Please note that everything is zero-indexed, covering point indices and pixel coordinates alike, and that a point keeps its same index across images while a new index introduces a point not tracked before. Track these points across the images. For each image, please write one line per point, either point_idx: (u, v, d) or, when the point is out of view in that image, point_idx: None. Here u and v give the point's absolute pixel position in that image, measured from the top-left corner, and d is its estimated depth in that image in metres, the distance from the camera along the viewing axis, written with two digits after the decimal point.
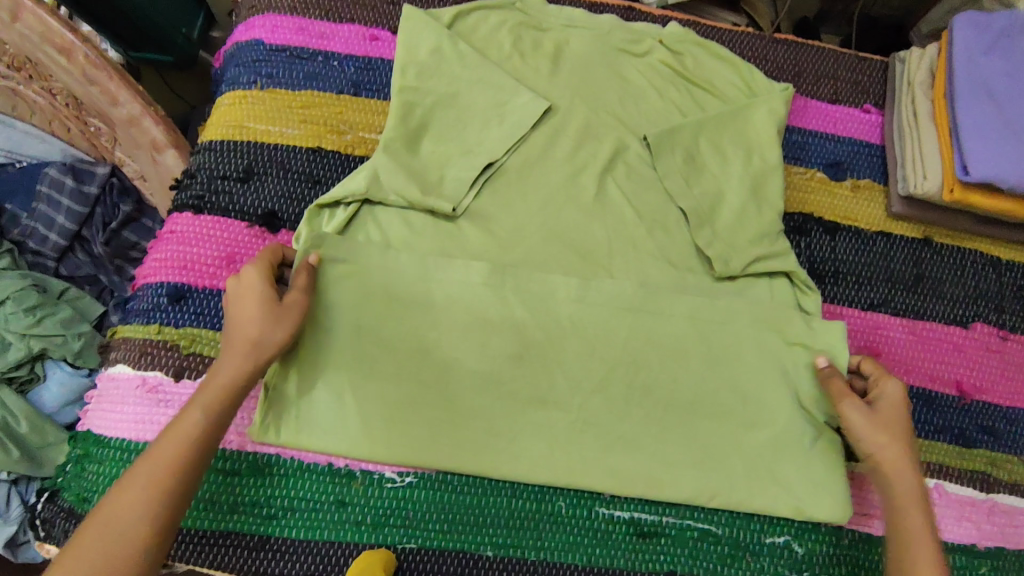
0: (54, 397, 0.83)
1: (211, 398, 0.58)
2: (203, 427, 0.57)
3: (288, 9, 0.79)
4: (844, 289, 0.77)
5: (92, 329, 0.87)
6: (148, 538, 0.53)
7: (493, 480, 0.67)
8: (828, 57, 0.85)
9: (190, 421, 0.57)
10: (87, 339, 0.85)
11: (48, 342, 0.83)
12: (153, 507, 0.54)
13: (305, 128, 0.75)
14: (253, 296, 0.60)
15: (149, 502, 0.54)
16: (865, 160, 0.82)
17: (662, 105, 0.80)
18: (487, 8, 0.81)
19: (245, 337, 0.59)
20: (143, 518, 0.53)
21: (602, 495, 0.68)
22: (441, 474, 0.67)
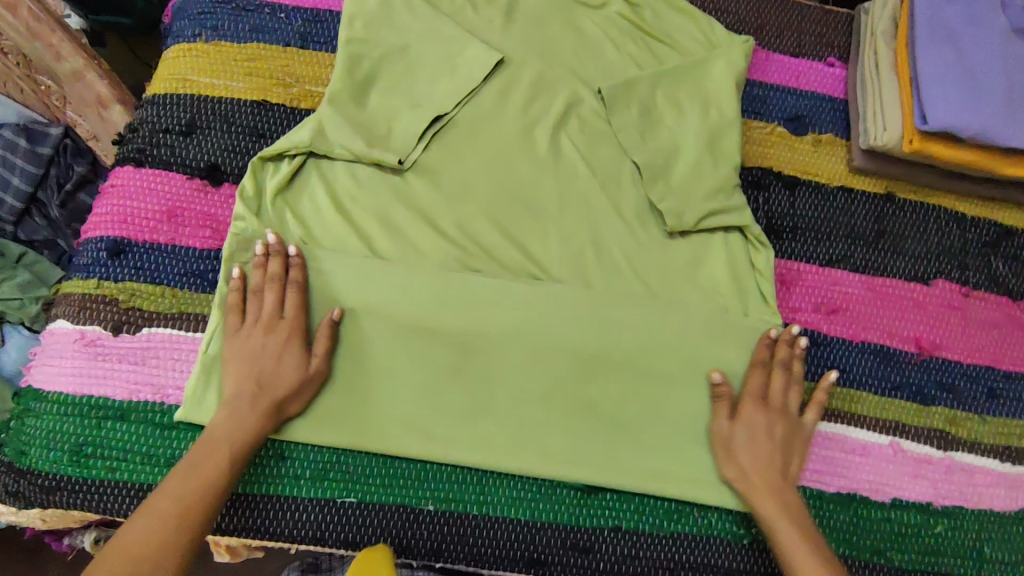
0: (13, 361, 0.83)
1: (225, 437, 0.59)
2: (147, 541, 0.53)
3: None
4: (802, 244, 0.75)
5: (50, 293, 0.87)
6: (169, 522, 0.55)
7: (437, 464, 0.66)
8: (793, 10, 0.83)
9: (217, 459, 0.58)
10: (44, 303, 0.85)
11: (5, 305, 0.83)
12: (161, 524, 0.54)
13: (250, 82, 0.73)
14: (280, 401, 0.62)
15: (189, 511, 0.56)
16: (827, 115, 0.80)
17: (618, 57, 0.78)
18: None
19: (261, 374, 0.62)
20: (148, 532, 0.54)
21: (551, 490, 0.67)
22: (380, 468, 0.65)
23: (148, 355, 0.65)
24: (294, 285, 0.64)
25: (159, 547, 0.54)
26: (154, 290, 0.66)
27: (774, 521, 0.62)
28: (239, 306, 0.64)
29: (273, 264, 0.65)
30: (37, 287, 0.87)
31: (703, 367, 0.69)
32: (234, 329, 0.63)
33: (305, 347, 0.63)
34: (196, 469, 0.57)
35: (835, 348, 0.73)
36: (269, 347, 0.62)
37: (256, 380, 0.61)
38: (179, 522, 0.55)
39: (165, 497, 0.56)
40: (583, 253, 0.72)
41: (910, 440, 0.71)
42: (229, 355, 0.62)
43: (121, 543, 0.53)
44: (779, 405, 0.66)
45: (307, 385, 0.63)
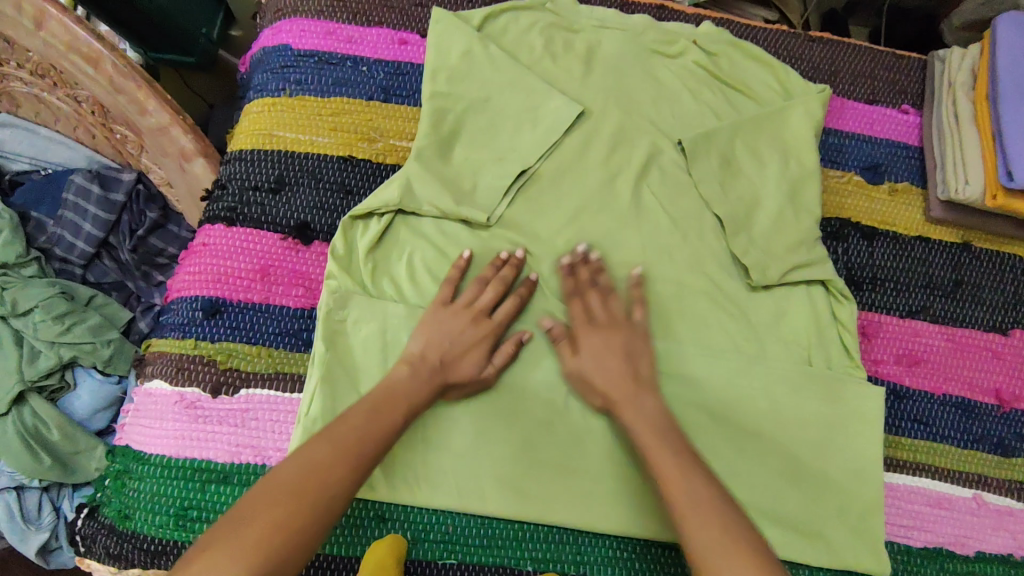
0: (85, 405, 0.87)
1: (377, 399, 0.60)
2: (305, 476, 0.52)
3: (316, 14, 0.77)
4: (883, 296, 0.76)
5: (121, 336, 0.89)
6: (345, 458, 0.55)
7: (532, 524, 0.66)
8: (866, 56, 0.83)
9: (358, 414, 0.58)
10: (116, 347, 0.88)
11: (78, 350, 0.84)
12: (333, 457, 0.54)
13: (335, 137, 0.74)
14: (449, 381, 0.64)
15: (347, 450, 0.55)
16: (902, 163, 0.80)
17: (697, 107, 0.78)
18: (518, 9, 0.79)
19: (451, 363, 0.64)
20: (321, 461, 0.54)
21: (643, 550, 0.67)
22: (476, 529, 0.66)
23: (247, 417, 0.65)
24: (512, 297, 0.68)
25: (332, 478, 0.53)
26: (251, 350, 0.67)
27: (634, 428, 0.60)
28: (451, 285, 0.67)
29: (505, 272, 0.68)
30: (107, 328, 0.88)
31: (790, 423, 0.70)
32: (439, 304, 0.66)
33: (493, 354, 0.66)
34: (351, 419, 0.58)
35: (917, 401, 0.74)
36: (441, 332, 0.65)
37: (439, 359, 0.63)
38: (345, 467, 0.54)
39: (330, 440, 0.55)
40: (669, 308, 0.72)
41: (993, 492, 0.72)
42: (427, 325, 0.65)
43: (278, 471, 0.53)
44: (617, 321, 0.67)
45: (475, 384, 0.65)
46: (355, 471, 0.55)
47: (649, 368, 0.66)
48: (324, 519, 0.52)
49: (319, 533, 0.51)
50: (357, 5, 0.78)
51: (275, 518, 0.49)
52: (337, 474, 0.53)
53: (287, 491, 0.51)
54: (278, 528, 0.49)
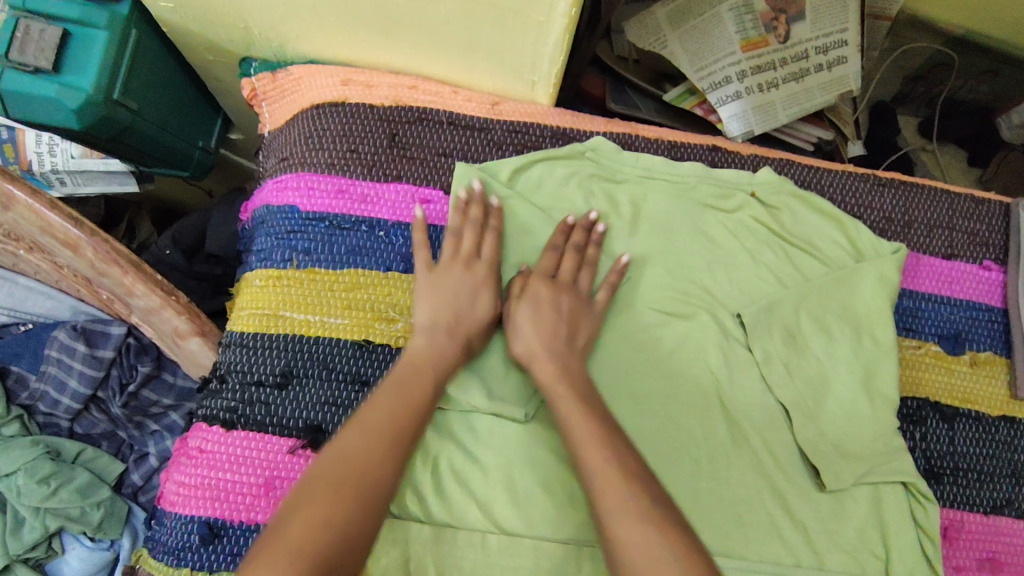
0: (74, 571, 0.77)
1: (406, 369, 0.59)
2: (339, 467, 0.52)
3: (327, 169, 0.68)
4: (965, 489, 0.67)
5: (111, 492, 0.79)
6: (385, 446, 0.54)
7: None
8: (941, 202, 0.74)
9: (389, 391, 0.57)
10: (106, 507, 0.78)
11: (65, 517, 0.75)
12: (375, 447, 0.54)
13: (349, 317, 0.65)
14: (469, 336, 0.63)
15: (382, 435, 0.54)
16: (984, 328, 0.71)
17: (756, 272, 0.69)
18: (553, 158, 0.70)
19: (455, 310, 0.63)
20: (364, 449, 0.53)
21: None
22: None
23: None
24: (494, 232, 0.66)
25: (377, 461, 0.53)
26: None
27: (556, 390, 0.58)
28: (424, 247, 0.65)
29: (475, 211, 0.66)
30: (98, 485, 0.79)
31: None
32: (428, 271, 0.64)
33: (499, 289, 0.65)
34: (376, 399, 0.57)
35: None
36: (438, 283, 0.63)
37: (454, 318, 0.62)
38: (383, 449, 0.54)
39: (360, 429, 0.54)
40: (731, 514, 0.63)
41: None
42: (422, 300, 0.63)
43: (314, 468, 0.52)
44: (567, 281, 0.65)
45: (492, 325, 0.65)
46: (392, 450, 0.54)
47: (587, 337, 0.64)
48: (370, 504, 0.51)
49: (367, 520, 0.51)
50: (373, 158, 0.69)
51: (321, 514, 0.49)
52: (377, 461, 0.53)
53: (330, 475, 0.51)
54: (326, 523, 0.48)
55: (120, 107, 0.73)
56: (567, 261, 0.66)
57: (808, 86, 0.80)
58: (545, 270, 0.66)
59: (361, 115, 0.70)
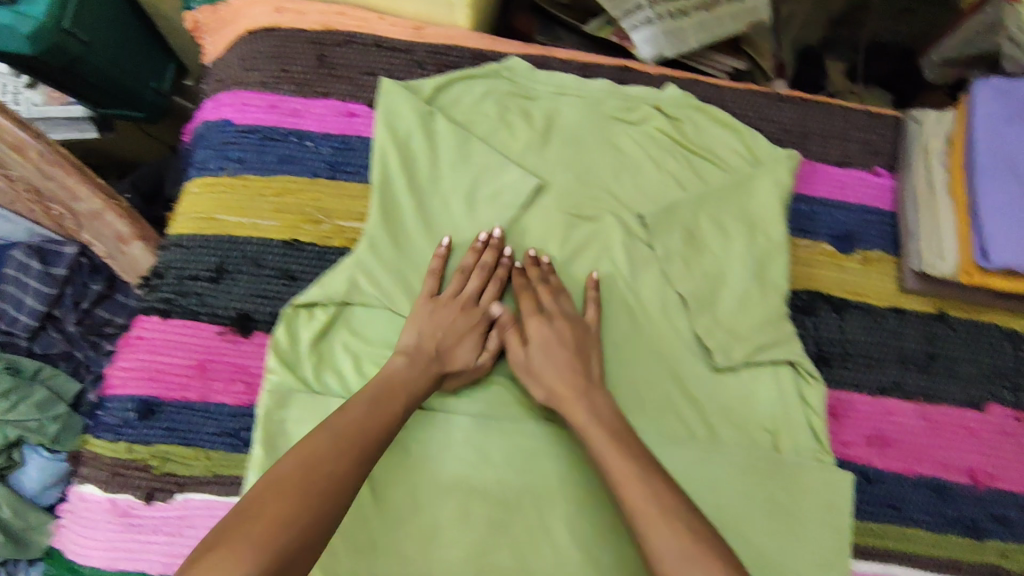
0: (34, 481, 0.79)
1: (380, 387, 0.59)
2: (306, 472, 0.49)
3: (260, 87, 0.74)
4: (853, 373, 0.73)
5: (69, 409, 0.81)
6: (354, 453, 0.52)
7: None
8: (837, 116, 0.80)
9: (359, 404, 0.56)
10: (64, 421, 0.80)
11: (23, 427, 0.77)
12: (342, 454, 0.52)
13: (279, 219, 0.70)
14: (445, 371, 0.64)
15: (352, 445, 0.53)
16: (876, 229, 0.77)
17: (660, 178, 0.75)
18: (470, 77, 0.76)
19: (451, 352, 0.64)
20: (334, 454, 0.51)
21: None
22: None
23: (183, 526, 0.63)
24: (497, 280, 0.69)
25: (343, 467, 0.51)
26: (187, 454, 0.65)
27: (589, 431, 0.59)
28: (435, 277, 0.67)
29: (487, 257, 0.69)
30: (55, 402, 0.81)
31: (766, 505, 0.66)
32: (429, 299, 0.67)
33: (484, 339, 0.67)
34: (349, 411, 0.55)
35: (888, 484, 0.71)
36: (423, 321, 0.65)
37: (435, 347, 0.64)
38: (348, 458, 0.52)
39: (333, 434, 0.53)
40: (632, 393, 0.68)
41: None
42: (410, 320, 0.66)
43: (278, 468, 0.49)
44: (562, 312, 0.67)
45: (466, 373, 0.66)
46: (360, 459, 0.52)
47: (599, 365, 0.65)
48: (329, 515, 0.49)
49: (322, 531, 0.48)
50: (303, 76, 0.74)
51: (280, 512, 0.46)
52: (344, 471, 0.51)
53: (295, 477, 0.49)
54: (282, 524, 0.46)
55: (69, 36, 0.79)
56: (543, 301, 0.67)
57: (720, 14, 0.84)
58: (529, 307, 0.67)
59: (293, 39, 0.76)
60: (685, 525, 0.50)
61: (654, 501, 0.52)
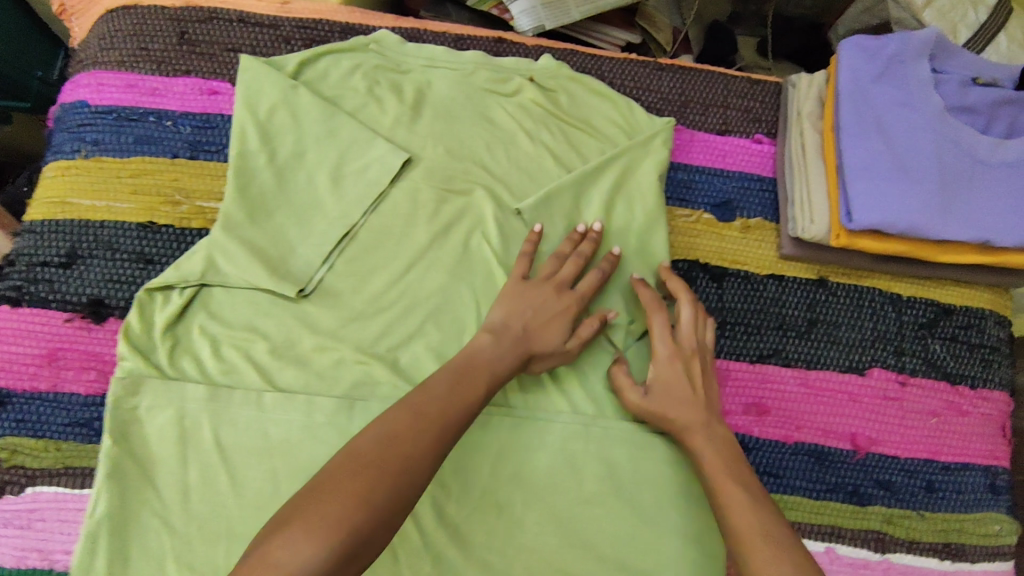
0: None
1: (466, 364, 0.58)
2: (383, 446, 0.50)
3: (117, 66, 0.72)
4: (731, 340, 0.72)
5: None
6: (429, 429, 0.52)
7: None
8: (717, 84, 0.79)
9: (440, 382, 0.56)
10: None
11: None
12: (415, 431, 0.52)
13: (135, 202, 0.68)
14: (532, 353, 0.62)
15: (421, 424, 0.52)
16: (755, 197, 0.76)
17: (534, 150, 0.73)
18: (337, 51, 0.74)
19: (530, 339, 0.62)
20: (388, 432, 0.51)
21: None
22: None
23: (32, 519, 0.62)
24: (597, 271, 0.67)
25: (427, 445, 0.51)
26: (38, 445, 0.63)
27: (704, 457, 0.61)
28: (527, 260, 0.66)
29: (584, 248, 0.68)
30: None
31: (633, 474, 0.67)
32: (519, 282, 0.65)
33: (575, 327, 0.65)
34: (431, 390, 0.55)
35: (766, 452, 0.70)
36: (523, 304, 0.64)
37: (521, 326, 0.62)
38: (431, 437, 0.52)
39: (405, 412, 0.53)
40: None
41: (845, 544, 0.69)
42: (512, 296, 0.64)
43: (355, 446, 0.50)
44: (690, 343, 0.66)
45: (556, 355, 0.64)
46: (439, 438, 0.52)
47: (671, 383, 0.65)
48: (409, 491, 0.49)
49: (405, 505, 0.49)
50: (161, 54, 0.72)
51: (358, 492, 0.47)
52: (426, 448, 0.51)
53: (376, 455, 0.49)
54: (362, 500, 0.46)
55: None
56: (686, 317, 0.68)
57: None
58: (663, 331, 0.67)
59: (152, 16, 0.73)
60: (779, 541, 0.52)
61: (758, 521, 0.54)
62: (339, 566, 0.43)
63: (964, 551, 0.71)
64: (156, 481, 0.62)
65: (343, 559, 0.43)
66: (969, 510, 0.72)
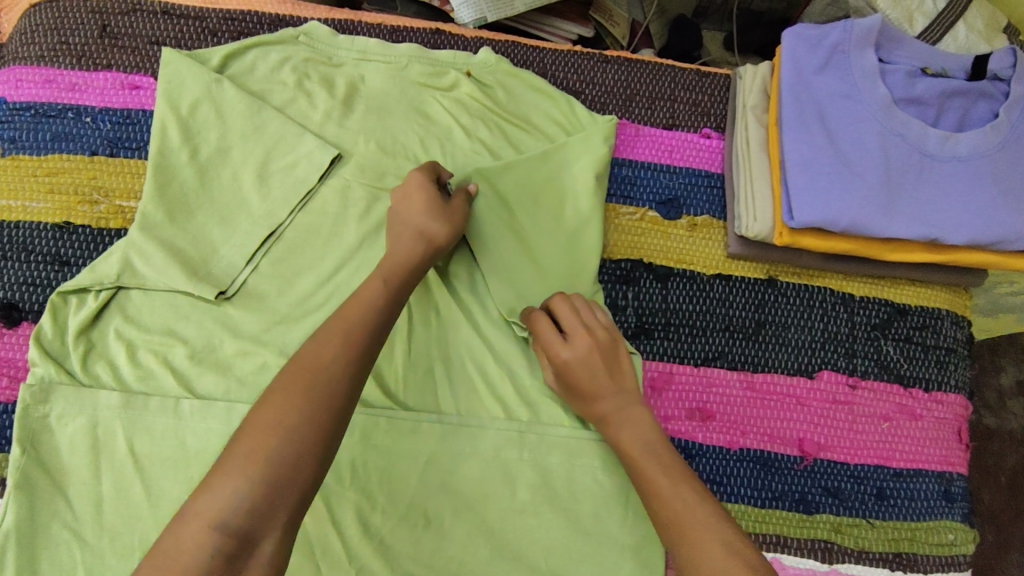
0: None
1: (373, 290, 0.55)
2: (299, 375, 0.47)
3: (35, 61, 0.69)
4: (674, 343, 0.69)
5: None
6: (343, 354, 0.48)
7: None
8: (664, 76, 0.76)
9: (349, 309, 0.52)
10: None
11: None
12: (333, 356, 0.48)
13: (51, 201, 0.66)
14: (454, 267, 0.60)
15: (337, 347, 0.49)
16: (703, 193, 0.73)
17: (470, 145, 0.70)
18: (265, 43, 0.71)
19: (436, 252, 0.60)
20: (307, 360, 0.48)
21: None
22: None
23: None
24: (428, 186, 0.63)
25: (345, 370, 0.48)
26: None
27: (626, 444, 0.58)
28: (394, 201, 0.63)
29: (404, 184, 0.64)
30: None
31: (569, 483, 0.64)
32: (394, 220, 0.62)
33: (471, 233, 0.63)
34: (348, 310, 0.51)
35: (710, 459, 0.67)
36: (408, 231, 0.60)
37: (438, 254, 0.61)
38: (347, 358, 0.48)
39: (327, 339, 0.49)
40: (432, 373, 0.65)
41: (792, 555, 0.66)
42: (407, 189, 0.62)
43: (273, 384, 0.47)
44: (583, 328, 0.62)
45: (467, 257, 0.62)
46: (358, 358, 0.49)
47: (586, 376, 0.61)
48: (333, 417, 0.46)
49: (331, 430, 0.46)
50: (82, 48, 0.70)
51: (271, 433, 0.44)
52: (343, 372, 0.48)
53: (287, 390, 0.46)
54: (280, 434, 0.44)
55: None
56: (581, 309, 0.63)
57: None
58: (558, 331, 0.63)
59: (73, 9, 0.71)
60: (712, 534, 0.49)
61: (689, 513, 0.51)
62: (271, 497, 0.42)
63: (916, 561, 0.68)
64: (67, 492, 0.59)
65: (270, 493, 0.42)
66: (921, 519, 0.69)
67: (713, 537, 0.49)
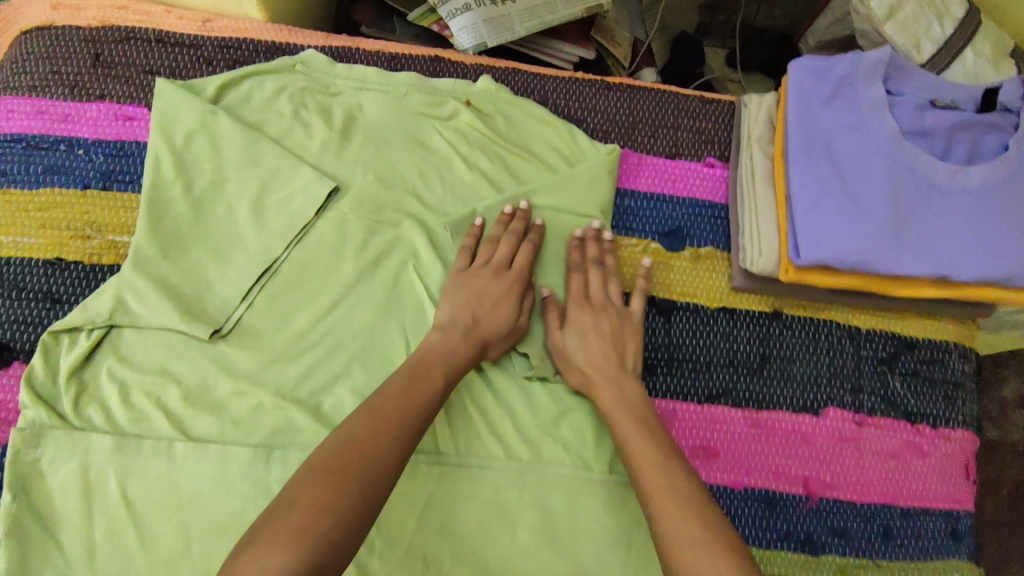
0: None
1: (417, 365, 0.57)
2: (344, 449, 0.48)
3: (28, 91, 0.68)
4: (677, 378, 0.68)
5: None
6: (390, 432, 0.50)
7: None
8: (667, 104, 0.75)
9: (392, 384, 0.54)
10: None
11: None
12: (377, 432, 0.50)
13: (42, 236, 0.64)
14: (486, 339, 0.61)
15: (382, 425, 0.50)
16: (706, 224, 0.72)
17: (469, 176, 0.69)
18: (263, 73, 0.70)
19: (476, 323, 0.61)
20: (352, 435, 0.49)
21: None
22: None
23: None
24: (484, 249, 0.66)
25: (391, 448, 0.50)
26: None
27: (613, 412, 0.59)
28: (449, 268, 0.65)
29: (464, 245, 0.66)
30: None
31: (570, 524, 0.62)
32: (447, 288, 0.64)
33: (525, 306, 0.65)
34: (387, 390, 0.54)
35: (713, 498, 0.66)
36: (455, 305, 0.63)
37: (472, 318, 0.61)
38: (390, 436, 0.50)
39: (367, 415, 0.51)
40: None
41: None
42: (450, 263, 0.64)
43: (313, 455, 0.48)
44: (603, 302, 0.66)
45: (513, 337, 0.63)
46: (401, 438, 0.51)
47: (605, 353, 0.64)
48: (374, 494, 0.47)
49: (372, 509, 0.47)
50: (75, 78, 0.69)
51: (314, 502, 0.44)
52: (391, 448, 0.50)
53: (332, 463, 0.47)
54: (325, 510, 0.44)
55: None
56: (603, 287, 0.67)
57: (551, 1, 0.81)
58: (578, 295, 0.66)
59: (67, 38, 0.70)
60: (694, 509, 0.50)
61: (669, 483, 0.52)
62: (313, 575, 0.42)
63: None
64: (58, 537, 0.58)
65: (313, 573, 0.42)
66: (928, 558, 0.68)
67: (683, 508, 0.50)
